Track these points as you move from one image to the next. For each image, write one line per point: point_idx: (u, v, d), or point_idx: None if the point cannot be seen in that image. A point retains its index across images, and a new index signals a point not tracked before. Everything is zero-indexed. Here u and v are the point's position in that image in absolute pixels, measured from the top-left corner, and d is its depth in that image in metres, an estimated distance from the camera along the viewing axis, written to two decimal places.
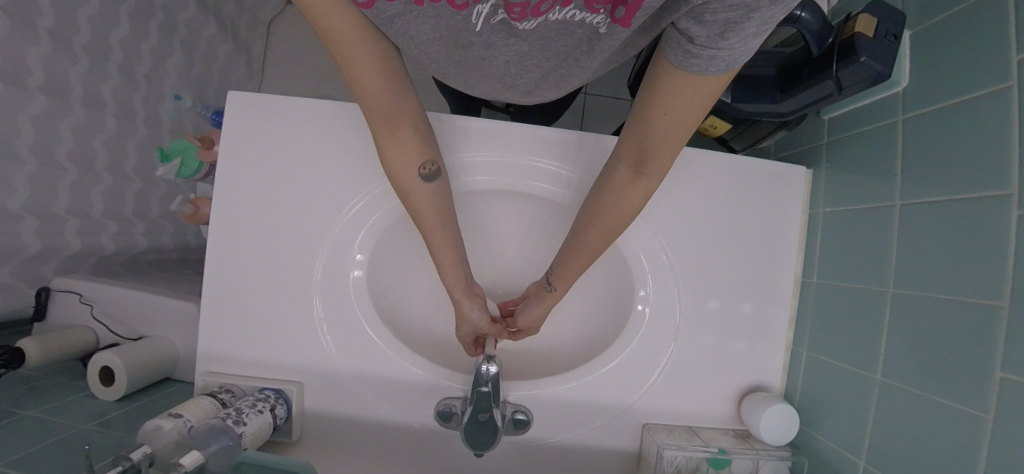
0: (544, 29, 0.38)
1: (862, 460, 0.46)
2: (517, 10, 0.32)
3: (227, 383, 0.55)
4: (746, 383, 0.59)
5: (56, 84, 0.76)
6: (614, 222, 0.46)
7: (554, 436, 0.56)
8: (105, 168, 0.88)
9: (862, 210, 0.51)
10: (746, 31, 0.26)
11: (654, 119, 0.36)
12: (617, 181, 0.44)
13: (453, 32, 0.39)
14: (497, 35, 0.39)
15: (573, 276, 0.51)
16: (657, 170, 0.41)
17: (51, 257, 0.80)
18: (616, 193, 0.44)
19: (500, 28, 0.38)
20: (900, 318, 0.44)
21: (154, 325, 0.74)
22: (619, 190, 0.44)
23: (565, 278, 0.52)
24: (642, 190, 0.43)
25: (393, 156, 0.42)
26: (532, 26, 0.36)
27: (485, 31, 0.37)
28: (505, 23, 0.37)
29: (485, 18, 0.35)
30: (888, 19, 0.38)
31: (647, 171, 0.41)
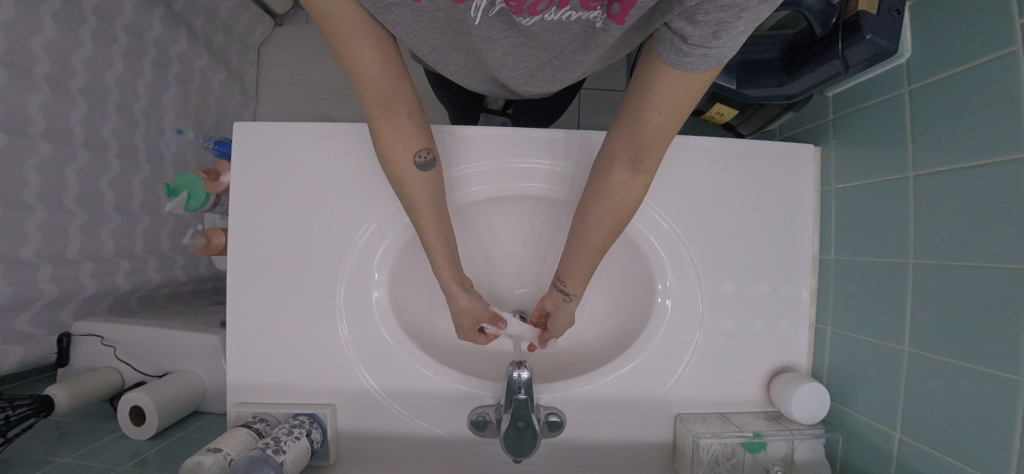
0: (542, 28, 0.39)
1: (896, 431, 0.46)
2: (514, 4, 0.33)
3: (260, 413, 0.56)
4: (773, 364, 0.59)
5: (59, 130, 0.77)
6: (616, 220, 0.46)
7: (589, 435, 0.57)
8: (113, 208, 0.89)
9: (875, 183, 0.51)
10: (736, 30, 0.28)
11: (650, 115, 0.37)
12: (616, 181, 0.44)
13: (453, 21, 0.40)
14: (495, 28, 0.40)
15: (582, 278, 0.51)
16: (653, 164, 0.42)
17: (69, 301, 0.81)
18: (616, 190, 0.44)
19: (498, 20, 0.39)
20: (923, 288, 0.44)
21: (178, 359, 0.74)
22: (618, 188, 0.44)
23: (575, 281, 0.52)
24: (641, 184, 0.44)
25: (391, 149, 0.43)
26: (531, 24, 0.37)
27: (484, 25, 0.38)
28: (503, 15, 0.38)
29: (483, 11, 0.36)
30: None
31: (644, 165, 0.42)
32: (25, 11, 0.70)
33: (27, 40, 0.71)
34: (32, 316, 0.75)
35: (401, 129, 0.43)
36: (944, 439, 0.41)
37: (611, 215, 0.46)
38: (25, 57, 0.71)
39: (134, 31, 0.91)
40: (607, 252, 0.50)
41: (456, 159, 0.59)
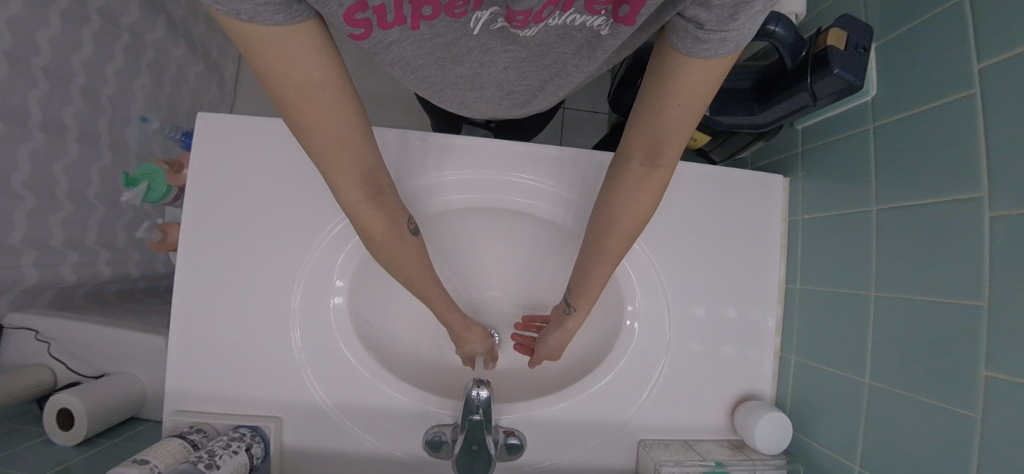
0: (545, 34, 0.38)
1: (855, 463, 0.46)
2: (520, 18, 0.32)
3: (198, 423, 0.51)
4: (737, 392, 0.59)
5: (13, 109, 0.72)
6: (635, 221, 0.46)
7: (549, 458, 0.55)
8: (66, 195, 0.84)
9: (840, 215, 0.52)
10: (755, 10, 0.26)
11: (668, 110, 0.37)
12: (631, 177, 0.44)
13: (449, 49, 0.39)
14: (495, 41, 0.39)
15: (593, 293, 0.51)
16: (670, 161, 0.41)
17: (6, 292, 0.75)
18: (633, 190, 0.44)
19: (499, 34, 0.38)
20: (883, 320, 0.45)
21: (118, 360, 0.68)
22: (634, 186, 0.44)
23: (586, 297, 0.51)
24: (659, 181, 0.43)
25: (369, 219, 0.40)
26: (533, 33, 0.36)
27: (483, 35, 0.38)
28: (503, 30, 0.37)
29: (483, 25, 0.36)
30: (857, 31, 0.40)
31: (661, 163, 0.41)
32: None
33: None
34: None
35: (379, 202, 0.39)
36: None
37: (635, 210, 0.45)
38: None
39: (110, 14, 0.88)
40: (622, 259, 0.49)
41: (427, 168, 0.58)
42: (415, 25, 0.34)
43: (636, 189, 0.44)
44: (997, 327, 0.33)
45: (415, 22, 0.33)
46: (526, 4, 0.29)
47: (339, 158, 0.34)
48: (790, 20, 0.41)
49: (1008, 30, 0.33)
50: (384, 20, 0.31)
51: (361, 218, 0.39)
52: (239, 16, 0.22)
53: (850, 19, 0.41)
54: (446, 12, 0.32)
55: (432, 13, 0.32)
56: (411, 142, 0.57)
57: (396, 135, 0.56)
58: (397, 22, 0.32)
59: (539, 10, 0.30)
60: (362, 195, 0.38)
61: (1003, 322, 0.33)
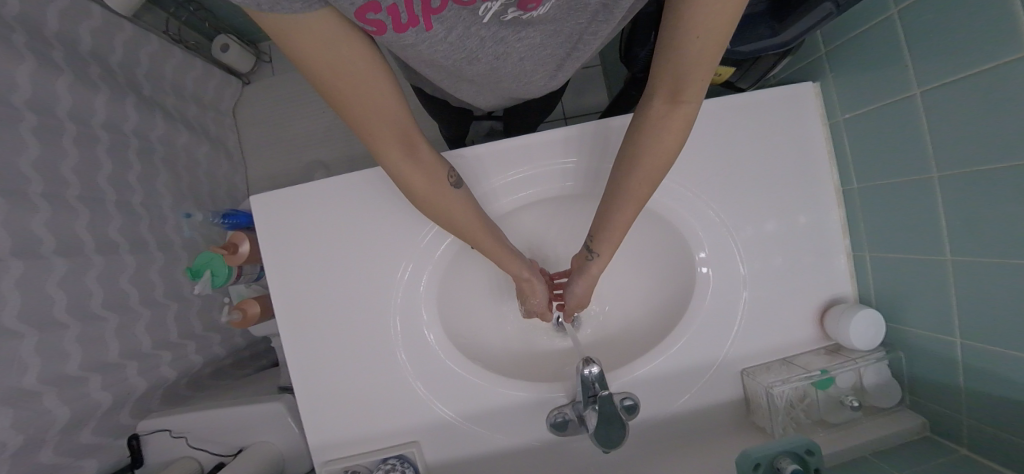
0: (558, 10, 0.39)
1: (955, 337, 0.48)
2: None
3: (348, 466, 0.57)
4: (820, 300, 0.61)
5: (68, 243, 0.77)
6: (661, 158, 0.47)
7: (665, 408, 0.59)
8: (140, 303, 0.89)
9: (882, 107, 0.52)
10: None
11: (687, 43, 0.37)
12: (653, 114, 0.45)
13: (462, 43, 0.40)
14: (505, 30, 0.40)
15: (615, 240, 0.55)
16: (694, 95, 0.42)
17: (122, 402, 0.82)
18: (656, 127, 0.45)
19: (510, 24, 0.39)
20: (951, 197, 0.46)
21: (246, 433, 0.75)
22: (658, 124, 0.45)
23: (607, 244, 0.55)
24: (683, 118, 0.44)
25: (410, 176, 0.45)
26: (547, 10, 0.38)
27: (494, 25, 0.39)
28: (517, 19, 0.39)
29: (494, 14, 0.37)
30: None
31: (684, 98, 0.42)
32: (7, 133, 0.68)
33: (15, 162, 0.69)
34: (93, 427, 0.76)
35: (415, 158, 0.44)
36: (1001, 336, 0.42)
37: (660, 147, 0.46)
38: (18, 180, 0.70)
39: (114, 125, 0.90)
40: (646, 202, 0.52)
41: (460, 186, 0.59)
42: (428, 25, 0.35)
43: (660, 127, 0.45)
44: None
45: (427, 21, 0.34)
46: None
47: (376, 127, 0.38)
48: None
49: None
50: (398, 22, 0.33)
51: (403, 173, 0.44)
52: (262, 8, 0.25)
53: None
54: (454, 1, 0.32)
55: (440, 5, 0.32)
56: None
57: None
58: (411, 24, 0.33)
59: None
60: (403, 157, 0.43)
61: None
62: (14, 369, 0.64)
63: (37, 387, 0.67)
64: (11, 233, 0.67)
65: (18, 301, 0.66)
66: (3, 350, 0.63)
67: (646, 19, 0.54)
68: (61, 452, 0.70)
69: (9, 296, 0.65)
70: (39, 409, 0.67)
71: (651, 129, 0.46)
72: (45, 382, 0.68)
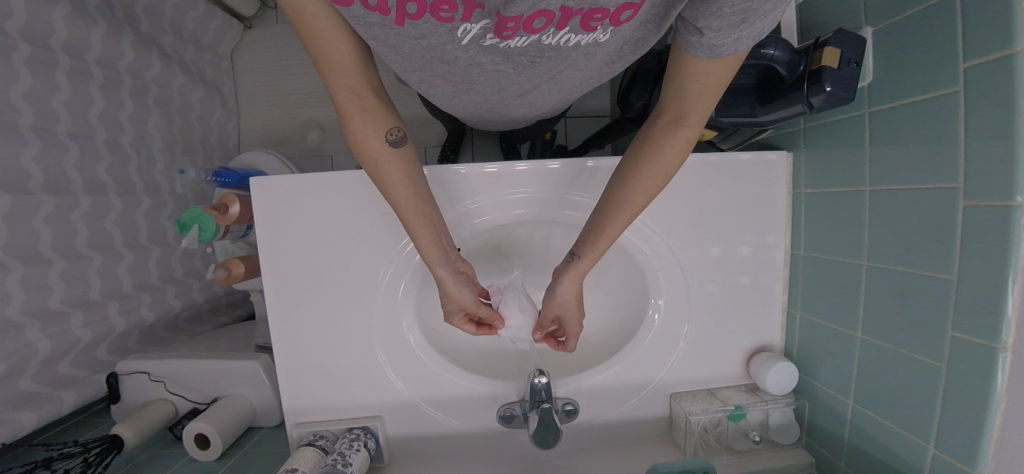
0: (536, 52, 0.38)
1: (850, 399, 0.57)
2: (511, 25, 0.31)
3: (318, 430, 0.64)
4: (752, 344, 0.69)
5: (55, 181, 0.80)
6: (659, 176, 0.46)
7: (599, 417, 0.67)
8: (122, 244, 0.93)
9: (837, 192, 0.58)
10: (764, 9, 0.31)
11: (691, 83, 0.39)
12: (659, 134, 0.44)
13: (436, 52, 0.38)
14: (488, 56, 0.39)
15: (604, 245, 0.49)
16: (697, 120, 0.42)
17: (102, 339, 0.87)
18: (659, 144, 0.44)
19: (490, 50, 0.38)
20: (872, 286, 0.53)
21: (221, 386, 0.80)
22: (661, 142, 0.44)
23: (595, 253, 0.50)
24: (685, 140, 0.44)
25: (353, 125, 0.41)
26: (524, 44, 0.36)
27: (473, 48, 0.37)
28: (496, 48, 0.37)
29: (473, 37, 0.35)
30: (849, 49, 0.46)
31: (687, 121, 0.42)
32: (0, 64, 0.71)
33: (5, 94, 0.72)
34: (72, 359, 0.81)
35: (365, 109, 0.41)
36: (893, 412, 0.51)
37: (661, 162, 0.45)
38: (8, 112, 0.73)
39: (108, 62, 0.93)
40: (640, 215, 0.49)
41: (455, 198, 0.63)
42: (399, 22, 0.32)
43: (662, 143, 0.44)
44: (965, 297, 0.42)
45: (399, 18, 0.32)
46: (517, 9, 0.29)
47: (331, 73, 0.37)
48: (785, 42, 0.50)
49: (994, 35, 0.36)
50: (365, 3, 0.30)
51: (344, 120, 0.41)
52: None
53: (843, 36, 0.46)
54: (431, 12, 0.31)
55: (417, 12, 0.31)
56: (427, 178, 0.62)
57: None
58: (380, 11, 0.31)
59: (529, 17, 0.30)
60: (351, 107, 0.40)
61: (970, 294, 0.41)
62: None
63: (22, 319, 0.72)
64: None
65: (4, 234, 0.70)
66: None
67: (647, 73, 0.62)
68: (41, 382, 0.75)
69: None
70: (21, 340, 0.72)
71: (652, 145, 0.44)
72: (28, 314, 0.73)
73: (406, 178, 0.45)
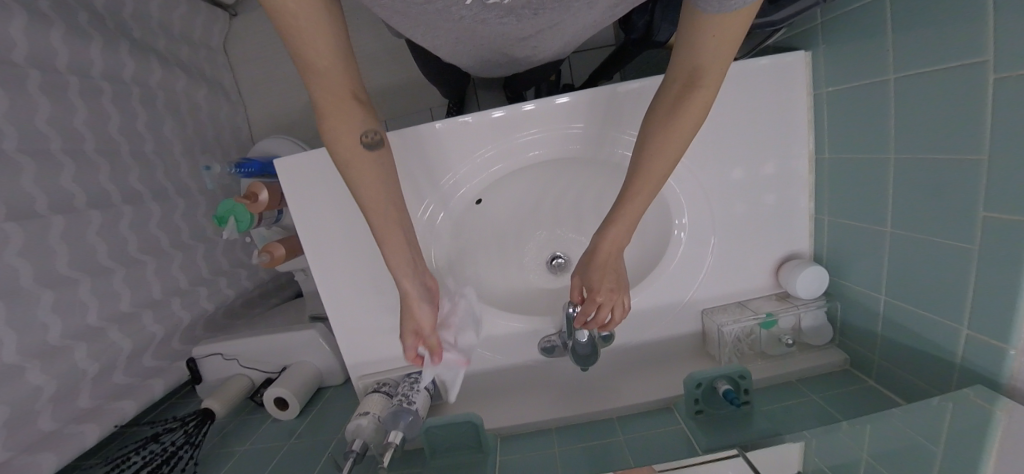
0: (539, 4, 0.37)
1: (881, 293, 0.58)
2: None
3: (380, 379, 0.71)
4: (780, 255, 0.69)
5: (97, 196, 0.85)
6: (674, 143, 0.46)
7: (634, 338, 0.71)
8: (169, 246, 1.00)
9: (861, 86, 0.55)
10: None
11: (704, 42, 0.40)
12: (672, 100, 0.45)
13: (441, 12, 0.38)
14: (491, 12, 0.39)
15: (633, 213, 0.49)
16: (711, 80, 0.43)
17: (173, 332, 0.96)
18: (672, 110, 0.45)
19: (493, 6, 0.38)
20: (901, 177, 0.53)
21: (286, 355, 0.89)
22: (675, 107, 0.44)
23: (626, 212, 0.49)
24: (700, 105, 0.44)
25: (332, 127, 0.42)
26: None
27: (477, 6, 0.37)
28: (499, 4, 0.37)
29: None
30: None
31: (700, 83, 0.43)
32: (18, 93, 0.73)
33: (33, 121, 0.75)
34: (152, 353, 0.90)
35: (349, 116, 0.42)
36: (927, 300, 0.51)
37: (678, 124, 0.45)
38: (40, 139, 0.76)
39: (114, 76, 0.96)
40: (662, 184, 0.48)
41: (470, 147, 0.64)
42: None
43: (675, 111, 0.45)
44: (996, 173, 0.41)
45: None
46: None
47: (314, 73, 0.38)
48: None
49: None
50: None
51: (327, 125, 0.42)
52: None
53: None
54: None
55: None
56: (439, 130, 0.63)
57: (430, 127, 0.63)
58: None
59: None
60: (332, 109, 0.41)
61: (1000, 170, 0.41)
62: (80, 312, 0.76)
63: (101, 324, 0.80)
64: (47, 192, 0.75)
65: (67, 252, 0.77)
66: (68, 293, 0.75)
67: None
68: (131, 374, 0.84)
69: (57, 249, 0.75)
70: (107, 341, 0.80)
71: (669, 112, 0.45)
72: (105, 319, 0.81)
73: (386, 187, 0.46)
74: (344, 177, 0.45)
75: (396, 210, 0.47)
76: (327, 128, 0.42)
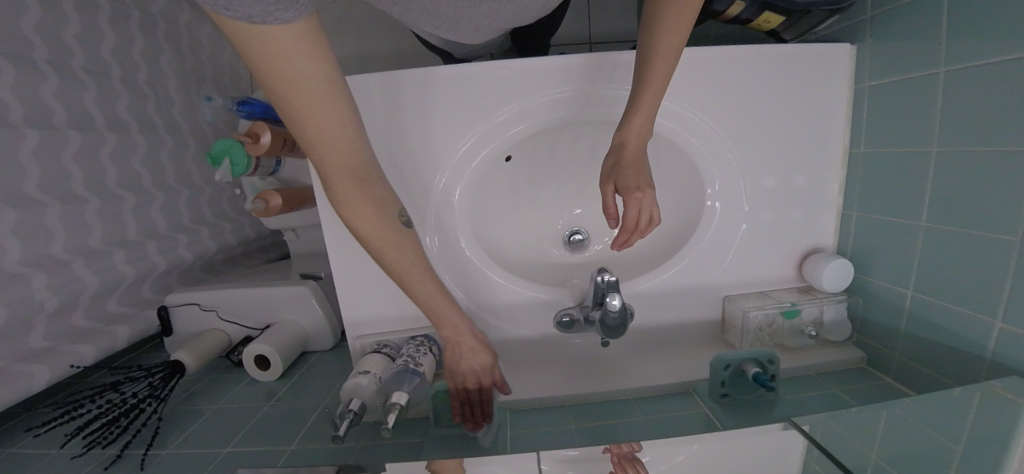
0: None
1: (909, 289, 0.58)
2: None
3: (381, 339, 0.65)
4: (804, 247, 0.69)
5: (79, 117, 0.77)
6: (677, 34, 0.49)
7: (655, 317, 0.69)
8: (152, 185, 0.91)
9: (909, 77, 0.55)
10: None
11: None
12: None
13: None
14: None
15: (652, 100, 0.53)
16: None
17: (145, 277, 0.86)
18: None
19: None
20: (939, 171, 0.53)
21: (272, 313, 0.81)
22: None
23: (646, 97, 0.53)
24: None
25: (359, 215, 0.47)
26: None
27: None
28: None
29: None
30: None
31: None
32: None
33: (16, 22, 0.68)
34: (118, 297, 0.81)
35: (363, 187, 0.47)
36: (957, 295, 0.51)
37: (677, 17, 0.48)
38: (22, 43, 0.69)
39: None
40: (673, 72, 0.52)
41: (506, 98, 0.62)
42: None
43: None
44: None
45: None
46: None
47: (329, 149, 0.43)
48: None
49: None
50: None
51: (346, 205, 0.47)
52: (251, 19, 0.33)
53: None
54: None
55: None
56: (477, 74, 0.60)
57: (469, 70, 0.60)
58: None
59: None
60: (352, 190, 0.46)
61: None
62: (42, 239, 0.68)
63: (66, 257, 0.72)
64: (21, 101, 0.67)
65: (35, 171, 0.68)
66: (32, 217, 0.67)
67: None
68: (91, 318, 0.75)
69: (26, 165, 0.67)
70: (68, 276, 0.71)
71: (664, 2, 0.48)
72: (72, 252, 0.73)
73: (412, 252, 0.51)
74: (370, 250, 0.49)
75: (415, 255, 0.51)
76: (352, 212, 0.47)
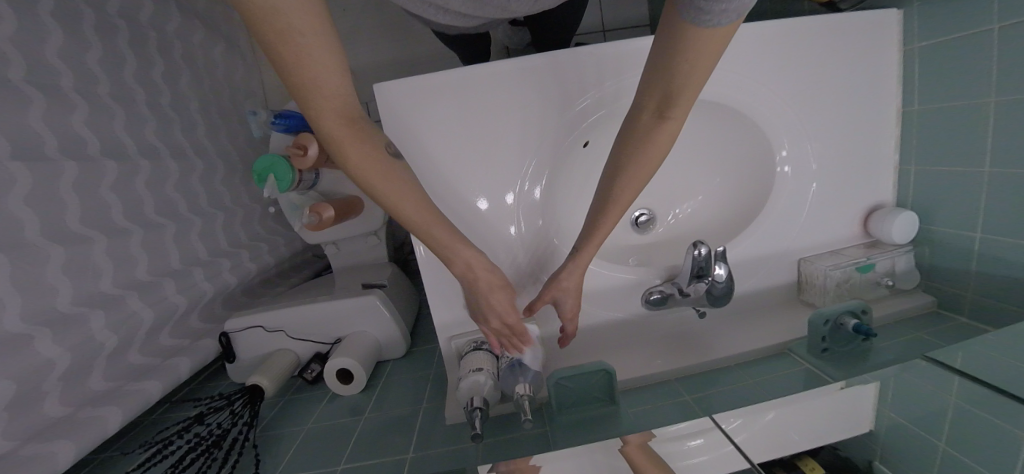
0: None
1: (977, 232, 0.62)
2: None
3: (476, 337, 0.64)
4: (867, 205, 0.73)
5: (112, 146, 0.73)
6: None
7: (740, 285, 0.71)
8: (188, 210, 0.87)
9: (962, 36, 0.59)
10: None
11: None
12: None
13: None
14: None
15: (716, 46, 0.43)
16: None
17: (194, 307, 0.82)
18: None
19: None
20: (1002, 119, 0.56)
21: (341, 327, 0.79)
22: None
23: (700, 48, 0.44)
24: None
25: (386, 191, 0.42)
26: None
27: None
28: None
29: None
30: None
31: None
32: (26, 13, 0.64)
33: (40, 51, 0.65)
34: (171, 330, 0.76)
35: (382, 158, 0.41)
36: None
37: None
38: (48, 73, 0.65)
39: (129, 16, 0.87)
40: None
41: (585, 85, 0.62)
42: None
43: None
44: None
45: None
46: None
47: (340, 123, 0.37)
48: None
49: None
50: None
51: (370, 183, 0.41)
52: None
53: None
54: None
55: None
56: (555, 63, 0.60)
57: (547, 60, 0.60)
58: None
59: None
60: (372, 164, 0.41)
61: None
62: (93, 275, 0.63)
63: (118, 291, 0.67)
64: (56, 132, 0.63)
65: (79, 205, 0.64)
66: (82, 253, 0.62)
67: None
68: (147, 354, 0.70)
69: (69, 200, 0.63)
70: (127, 310, 0.67)
71: None
72: (121, 286, 0.68)
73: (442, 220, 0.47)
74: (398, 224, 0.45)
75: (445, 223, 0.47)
76: (376, 190, 0.42)
